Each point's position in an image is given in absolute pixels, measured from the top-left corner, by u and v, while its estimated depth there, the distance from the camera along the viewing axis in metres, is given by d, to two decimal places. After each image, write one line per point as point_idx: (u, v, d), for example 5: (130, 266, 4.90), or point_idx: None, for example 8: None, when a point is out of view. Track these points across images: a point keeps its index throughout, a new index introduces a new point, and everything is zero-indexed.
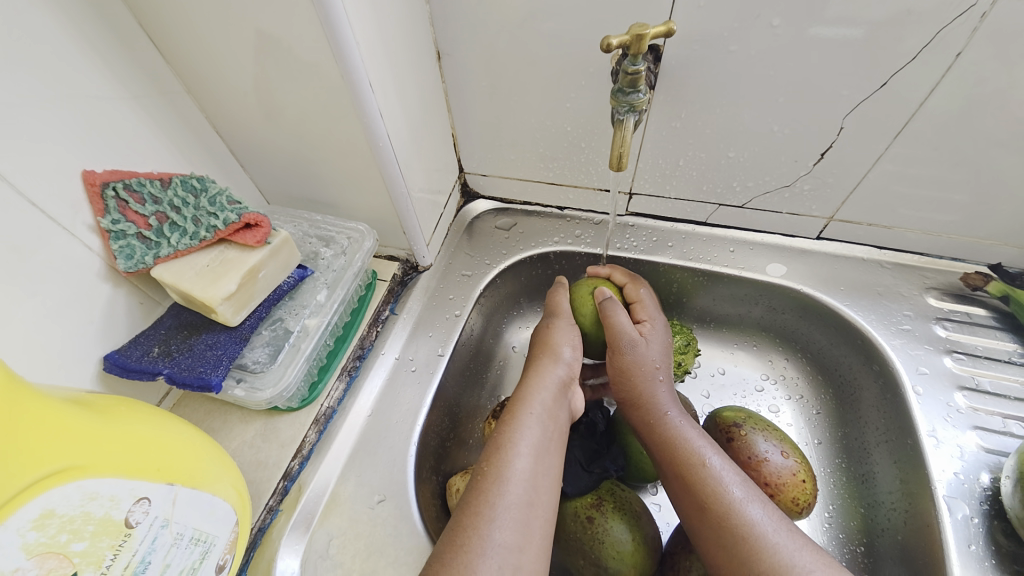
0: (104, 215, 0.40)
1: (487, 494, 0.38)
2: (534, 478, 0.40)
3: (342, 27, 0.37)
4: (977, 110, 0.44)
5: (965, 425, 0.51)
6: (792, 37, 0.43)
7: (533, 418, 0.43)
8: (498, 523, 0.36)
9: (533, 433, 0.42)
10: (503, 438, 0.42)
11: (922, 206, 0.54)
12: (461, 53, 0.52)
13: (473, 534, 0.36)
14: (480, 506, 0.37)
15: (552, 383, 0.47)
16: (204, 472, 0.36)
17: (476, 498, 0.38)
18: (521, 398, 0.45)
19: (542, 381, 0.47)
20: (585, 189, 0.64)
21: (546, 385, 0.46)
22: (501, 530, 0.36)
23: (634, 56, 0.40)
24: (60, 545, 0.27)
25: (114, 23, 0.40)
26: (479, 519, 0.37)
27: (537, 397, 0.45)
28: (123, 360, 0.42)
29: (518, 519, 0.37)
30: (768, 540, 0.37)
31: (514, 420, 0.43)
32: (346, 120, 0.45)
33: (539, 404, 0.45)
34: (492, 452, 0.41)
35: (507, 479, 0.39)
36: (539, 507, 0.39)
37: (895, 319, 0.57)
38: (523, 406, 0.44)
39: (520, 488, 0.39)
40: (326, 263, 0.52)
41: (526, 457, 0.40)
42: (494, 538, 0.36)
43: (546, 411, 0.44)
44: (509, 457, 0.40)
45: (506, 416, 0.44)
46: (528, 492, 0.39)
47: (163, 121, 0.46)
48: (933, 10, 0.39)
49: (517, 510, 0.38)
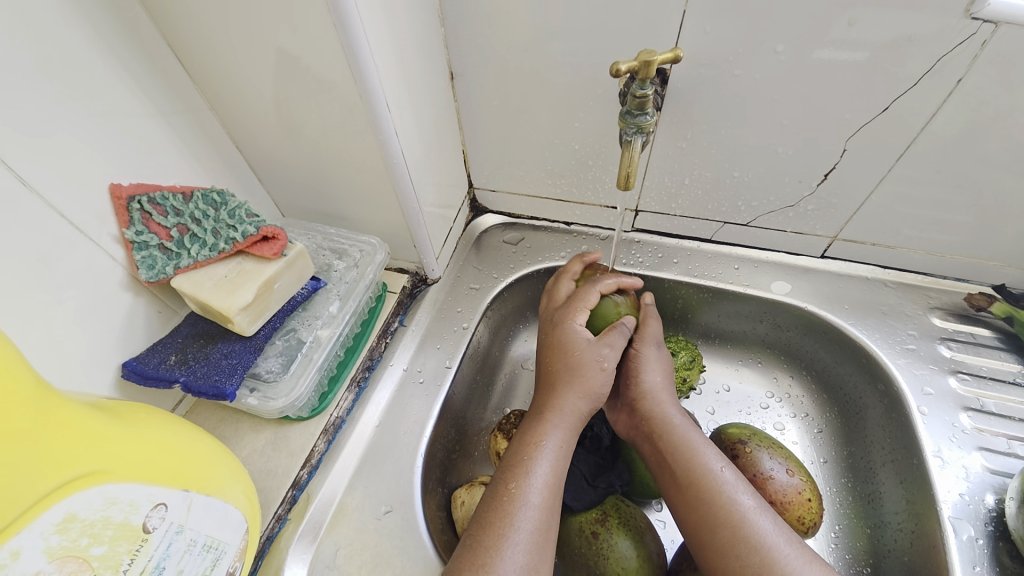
0: (129, 227, 0.42)
1: (508, 517, 0.39)
2: (551, 504, 0.40)
3: (363, 50, 0.39)
4: (978, 134, 0.45)
5: (970, 445, 0.51)
6: (796, 63, 0.45)
7: (554, 445, 0.43)
8: (517, 547, 0.37)
9: (554, 460, 0.42)
10: (524, 462, 0.42)
11: (925, 226, 0.55)
12: (474, 74, 0.54)
13: (495, 554, 0.37)
14: (500, 528, 0.38)
15: (577, 411, 0.46)
16: (217, 480, 0.36)
17: (496, 519, 0.39)
18: (545, 422, 0.45)
19: (570, 409, 0.45)
20: (592, 205, 0.65)
21: (572, 412, 0.45)
22: (518, 553, 0.37)
23: (641, 80, 0.42)
24: (80, 548, 0.27)
25: (145, 43, 0.42)
26: (502, 541, 0.37)
27: (561, 422, 0.45)
28: (141, 367, 0.43)
29: (534, 542, 0.38)
30: (779, 552, 0.38)
31: (537, 444, 0.43)
32: (363, 137, 0.46)
33: (560, 427, 0.44)
34: (513, 474, 0.41)
35: (528, 505, 0.39)
36: (551, 531, 0.40)
37: (900, 338, 0.58)
38: (545, 432, 0.44)
39: (539, 512, 0.39)
40: (339, 275, 0.53)
41: (546, 482, 0.41)
42: (514, 560, 0.37)
43: (568, 437, 0.44)
44: (530, 482, 0.41)
45: (525, 437, 0.44)
46: (547, 517, 0.40)
47: (187, 135, 0.47)
48: (932, 38, 0.40)
49: (534, 534, 0.38)
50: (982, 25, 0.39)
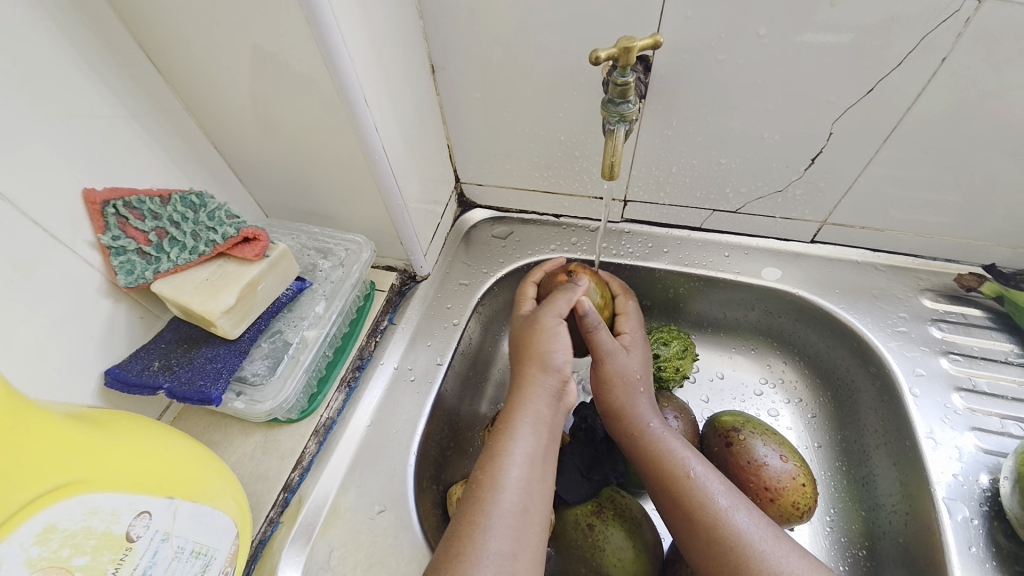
0: (105, 232, 0.41)
1: (482, 503, 0.38)
2: (528, 486, 0.39)
3: (338, 44, 0.38)
4: (964, 113, 0.45)
5: (963, 425, 0.51)
6: (780, 45, 0.44)
7: (526, 425, 0.42)
8: (493, 532, 0.36)
9: (527, 440, 0.42)
10: (497, 446, 0.41)
11: (913, 208, 0.55)
12: (455, 67, 0.53)
13: (468, 543, 0.36)
14: (475, 514, 0.37)
15: (546, 390, 0.45)
16: (203, 486, 0.36)
17: (471, 507, 0.38)
18: (515, 404, 0.44)
19: (536, 388, 0.45)
20: (580, 197, 0.64)
21: (540, 391, 0.45)
22: (496, 539, 0.36)
23: (622, 67, 0.41)
24: (61, 560, 0.27)
25: (114, 43, 0.41)
26: (475, 528, 0.37)
27: (531, 402, 0.44)
28: (123, 374, 0.42)
29: (513, 527, 0.37)
30: (755, 550, 0.37)
31: (508, 427, 0.42)
32: (343, 134, 0.45)
33: (533, 412, 0.43)
34: (486, 460, 0.41)
35: (502, 488, 0.39)
36: (533, 513, 0.39)
37: (891, 321, 0.58)
38: (517, 414, 0.43)
39: (515, 496, 0.38)
40: (325, 275, 0.52)
41: (520, 465, 0.40)
42: (489, 547, 0.36)
43: (542, 417, 0.43)
44: (503, 464, 0.40)
45: (500, 424, 0.43)
46: (524, 501, 0.39)
47: (163, 137, 0.46)
48: (916, 16, 0.40)
49: (511, 518, 0.37)
50: (965, 2, 0.38)
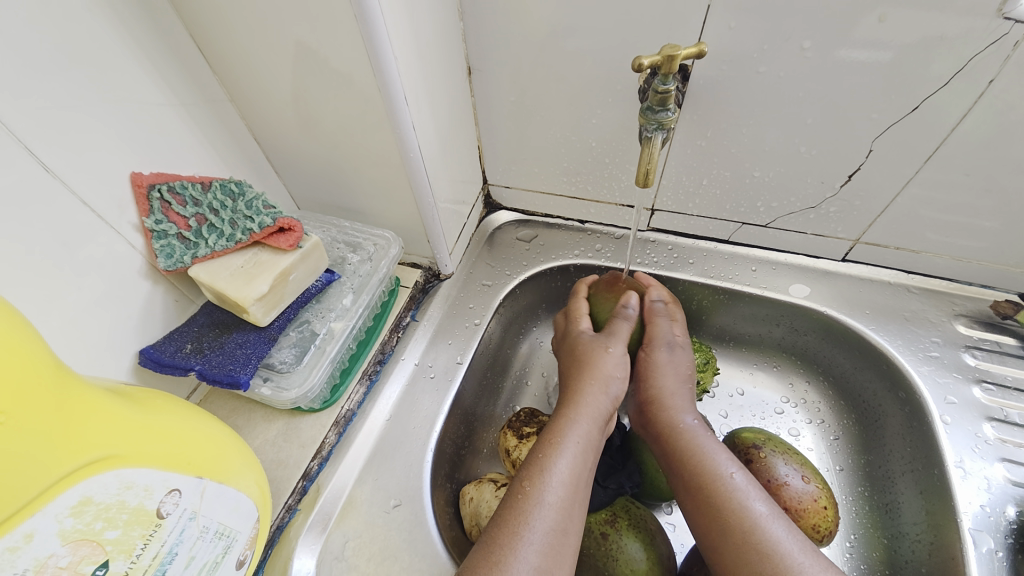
0: (149, 215, 0.42)
1: (524, 515, 0.38)
2: (570, 505, 0.39)
3: (383, 43, 0.39)
4: (1007, 137, 0.44)
5: (993, 456, 0.50)
6: (823, 60, 0.44)
7: (574, 442, 0.42)
8: (531, 546, 0.36)
9: (574, 458, 0.41)
10: (543, 459, 0.41)
11: (950, 231, 0.53)
12: (492, 69, 0.54)
13: (508, 552, 0.36)
14: (516, 525, 0.37)
15: (598, 409, 0.45)
16: (230, 467, 0.37)
17: (512, 517, 0.38)
18: (565, 418, 0.44)
19: (589, 406, 0.45)
20: (607, 204, 0.64)
21: (591, 408, 0.45)
22: (535, 554, 0.36)
23: (664, 75, 0.41)
24: (94, 533, 0.27)
25: (168, 32, 0.42)
26: (516, 539, 0.37)
27: (581, 420, 0.44)
28: (157, 355, 0.43)
29: (551, 543, 0.37)
30: (792, 562, 0.37)
31: (556, 442, 0.42)
32: (380, 130, 0.46)
33: (583, 431, 0.43)
34: (531, 471, 0.41)
35: (545, 504, 0.39)
36: (570, 532, 0.39)
37: (923, 345, 0.56)
38: (567, 430, 0.43)
39: (557, 513, 0.38)
40: (353, 269, 0.53)
41: (566, 483, 0.40)
42: (527, 560, 0.36)
43: (589, 436, 0.43)
44: (548, 479, 0.40)
45: (547, 438, 0.43)
46: (565, 519, 0.39)
47: (206, 125, 0.48)
48: (965, 36, 0.39)
49: (551, 535, 0.38)
50: (1015, 25, 0.38)
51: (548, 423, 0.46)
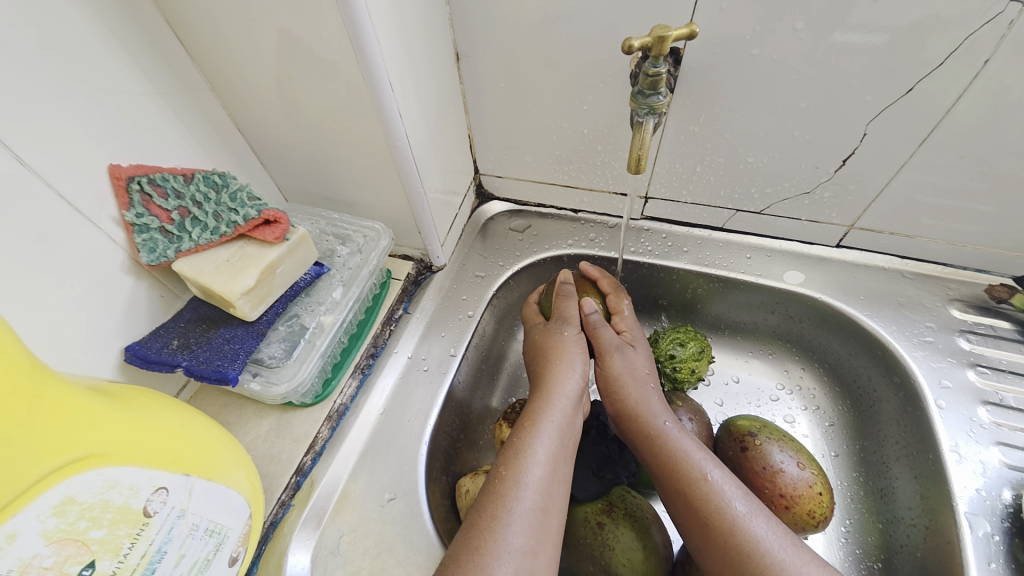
0: (130, 209, 0.41)
1: (504, 498, 0.38)
2: (549, 485, 0.39)
3: (366, 28, 0.38)
4: (1003, 119, 0.43)
5: (988, 440, 0.50)
6: (817, 42, 0.43)
7: (549, 426, 0.42)
8: (513, 528, 0.36)
9: (550, 439, 0.42)
10: (520, 444, 0.41)
11: (945, 215, 0.53)
12: (480, 55, 0.53)
13: (489, 535, 0.36)
14: (496, 509, 0.37)
15: (568, 391, 0.46)
16: (219, 465, 0.36)
17: (492, 502, 0.38)
18: (540, 404, 0.44)
19: (558, 390, 0.45)
20: (600, 192, 0.64)
21: (564, 394, 0.45)
22: (516, 536, 0.36)
23: (655, 57, 0.40)
24: (78, 532, 0.27)
25: (144, 20, 0.41)
26: (497, 522, 0.36)
27: (554, 404, 0.44)
28: (144, 351, 0.42)
29: (533, 524, 0.37)
30: (774, 558, 0.36)
31: (531, 425, 0.42)
32: (366, 119, 0.45)
33: (558, 412, 0.44)
34: (509, 456, 0.40)
35: (525, 485, 0.38)
36: (552, 512, 0.39)
37: (917, 330, 0.56)
38: (541, 413, 0.43)
39: (537, 494, 0.38)
40: (342, 261, 0.52)
41: (544, 464, 0.40)
42: (509, 542, 0.35)
43: (565, 418, 0.44)
44: (526, 462, 0.40)
45: (522, 422, 0.43)
46: (545, 499, 0.38)
47: (187, 117, 0.47)
48: (962, 15, 0.38)
49: (533, 515, 0.37)
50: (1011, 4, 0.37)
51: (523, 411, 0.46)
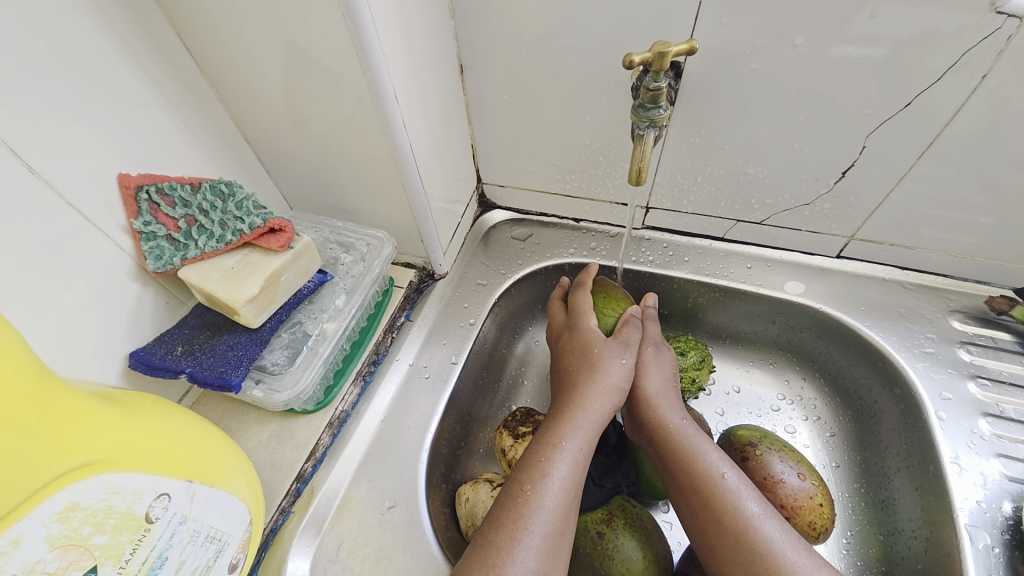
0: (137, 217, 0.42)
1: (521, 519, 0.38)
2: (567, 508, 0.39)
3: (372, 41, 0.38)
4: (999, 132, 0.44)
5: (988, 452, 0.50)
6: (815, 56, 0.43)
7: (572, 445, 0.42)
8: (529, 551, 0.36)
9: (573, 461, 0.41)
10: (541, 463, 0.41)
11: (944, 227, 0.53)
12: (484, 67, 0.53)
13: (504, 556, 0.36)
14: (513, 530, 0.37)
15: (596, 408, 0.45)
16: (220, 471, 0.36)
17: (508, 521, 0.38)
18: (566, 420, 0.44)
19: (587, 407, 0.45)
20: (602, 202, 0.64)
21: (594, 412, 0.45)
22: (533, 559, 0.36)
23: (655, 72, 0.40)
24: (81, 538, 0.27)
25: (155, 32, 0.42)
26: (514, 543, 0.36)
27: (582, 423, 0.44)
28: (148, 357, 0.43)
29: (549, 547, 0.37)
30: (786, 561, 0.37)
31: (555, 444, 0.42)
32: (372, 130, 0.46)
33: (583, 431, 0.43)
34: (530, 474, 0.40)
35: (543, 508, 0.38)
36: (567, 535, 0.39)
37: (918, 341, 0.56)
38: (565, 431, 0.43)
39: (555, 517, 0.38)
40: (346, 269, 0.53)
41: (564, 486, 0.40)
42: (524, 564, 0.36)
43: (588, 436, 0.43)
44: (546, 482, 0.40)
45: (545, 438, 0.43)
46: (562, 522, 0.39)
47: (195, 126, 0.47)
48: (957, 31, 0.39)
49: (549, 538, 0.37)
50: (1007, 20, 0.37)
51: (546, 423, 0.45)
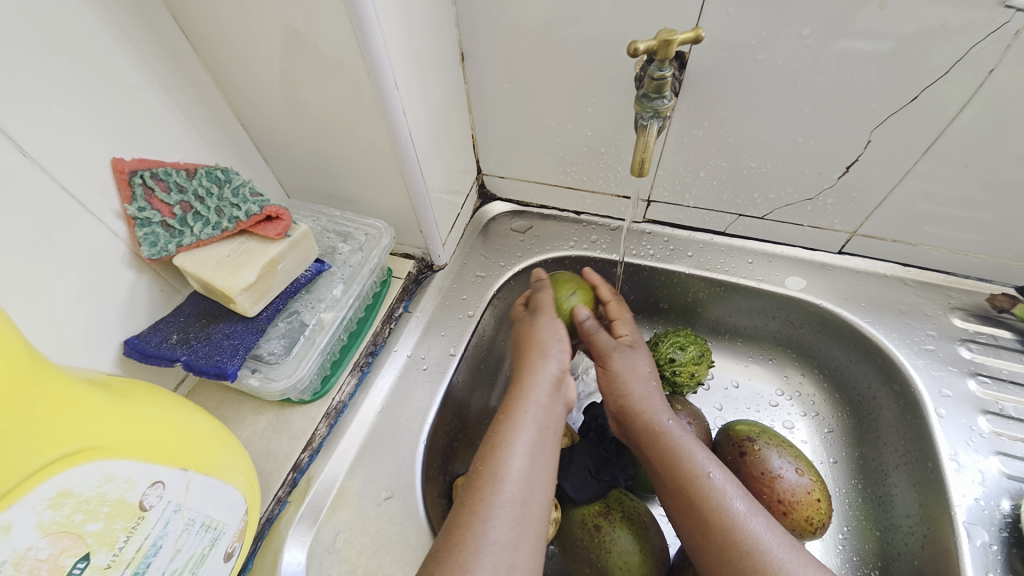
0: (131, 203, 0.41)
1: (483, 493, 0.37)
2: (529, 478, 0.39)
3: (371, 26, 0.38)
4: (1007, 129, 0.43)
5: (987, 449, 0.50)
6: (822, 49, 0.43)
7: (526, 417, 0.43)
8: (493, 523, 0.36)
9: (529, 432, 0.42)
10: (498, 438, 0.41)
11: (947, 224, 0.53)
12: (485, 56, 0.53)
13: (468, 531, 0.35)
14: (475, 505, 0.37)
15: (544, 379, 0.46)
16: (216, 460, 0.36)
17: (471, 498, 0.38)
18: (517, 396, 0.45)
19: (535, 379, 0.46)
20: (602, 194, 0.64)
21: (539, 382, 0.46)
22: (496, 530, 0.36)
23: (660, 61, 0.40)
24: (74, 525, 0.27)
25: (149, 14, 0.41)
26: (475, 518, 0.36)
27: (533, 395, 0.45)
28: (143, 345, 0.42)
29: (514, 517, 0.37)
30: (773, 557, 0.36)
31: (510, 418, 0.43)
32: (371, 117, 0.45)
33: (534, 403, 0.44)
34: (488, 450, 0.41)
35: (503, 479, 0.38)
36: (535, 507, 0.38)
37: (918, 338, 0.56)
38: (518, 405, 0.44)
39: (518, 487, 0.38)
40: (344, 259, 0.52)
41: (522, 456, 0.40)
42: (490, 537, 0.35)
43: (541, 406, 0.44)
44: (506, 456, 0.40)
45: (501, 416, 0.44)
46: (526, 492, 0.38)
47: (191, 111, 0.47)
48: (967, 25, 0.38)
49: (512, 509, 0.37)
50: (1016, 15, 0.37)
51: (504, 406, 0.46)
